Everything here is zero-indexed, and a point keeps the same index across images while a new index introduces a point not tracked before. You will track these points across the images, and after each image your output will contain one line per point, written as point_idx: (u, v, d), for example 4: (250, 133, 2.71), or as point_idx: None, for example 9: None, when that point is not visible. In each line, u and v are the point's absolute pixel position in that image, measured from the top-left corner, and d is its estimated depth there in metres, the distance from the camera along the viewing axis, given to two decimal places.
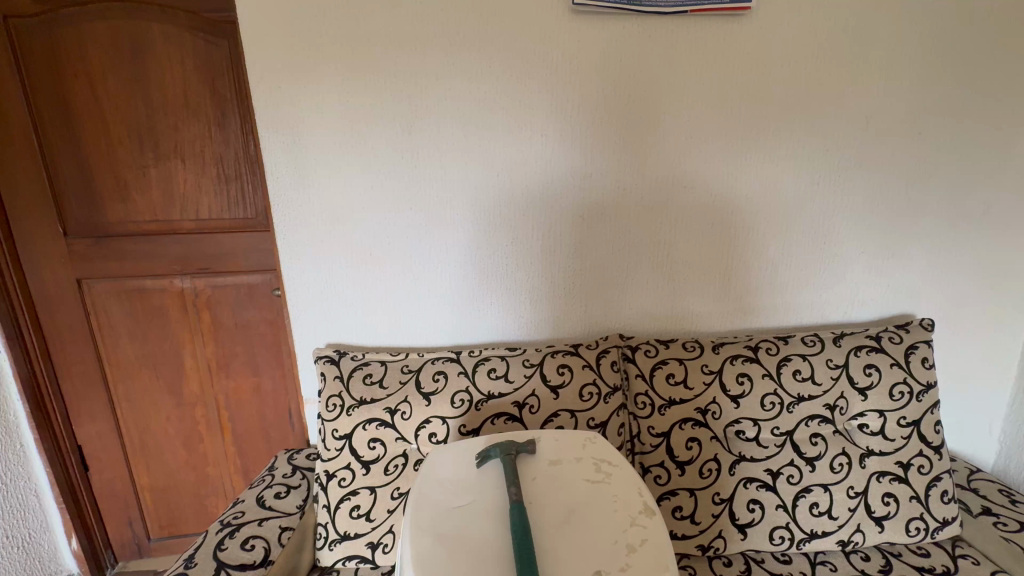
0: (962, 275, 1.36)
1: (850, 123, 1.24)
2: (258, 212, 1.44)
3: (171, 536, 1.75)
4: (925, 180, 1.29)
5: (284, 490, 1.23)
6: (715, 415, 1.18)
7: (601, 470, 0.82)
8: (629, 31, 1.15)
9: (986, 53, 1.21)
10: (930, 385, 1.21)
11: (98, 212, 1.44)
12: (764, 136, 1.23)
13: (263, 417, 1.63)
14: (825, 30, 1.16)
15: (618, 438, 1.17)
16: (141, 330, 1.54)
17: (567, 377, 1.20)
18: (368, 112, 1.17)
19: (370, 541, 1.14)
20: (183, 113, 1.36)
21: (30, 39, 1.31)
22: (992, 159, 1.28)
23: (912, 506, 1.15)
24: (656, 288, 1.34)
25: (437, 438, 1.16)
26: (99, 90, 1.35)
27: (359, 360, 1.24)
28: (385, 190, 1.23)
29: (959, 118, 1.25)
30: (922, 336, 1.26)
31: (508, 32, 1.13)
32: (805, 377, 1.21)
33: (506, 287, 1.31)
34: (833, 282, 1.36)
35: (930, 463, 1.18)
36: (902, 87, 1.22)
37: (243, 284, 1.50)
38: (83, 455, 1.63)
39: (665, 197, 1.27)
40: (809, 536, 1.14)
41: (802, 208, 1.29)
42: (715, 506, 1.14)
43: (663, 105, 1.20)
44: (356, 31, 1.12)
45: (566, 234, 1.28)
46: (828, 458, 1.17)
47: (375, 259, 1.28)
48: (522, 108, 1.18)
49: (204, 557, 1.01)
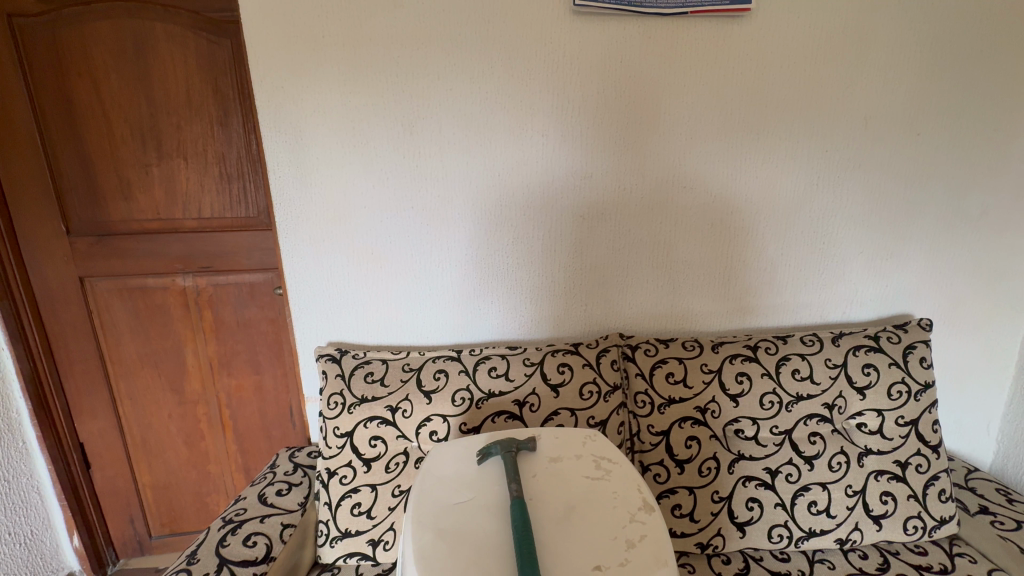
0: (961, 274, 1.37)
1: (850, 123, 1.24)
2: (260, 211, 1.44)
3: (172, 534, 1.76)
4: (924, 181, 1.30)
5: (285, 487, 1.24)
6: (714, 414, 1.18)
7: (601, 467, 0.83)
8: (630, 32, 1.15)
9: (986, 54, 1.21)
10: (928, 384, 1.22)
11: (101, 211, 1.45)
12: (763, 136, 1.24)
13: (264, 415, 1.64)
14: (825, 31, 1.17)
15: (618, 436, 1.18)
16: (143, 328, 1.54)
17: (567, 376, 1.21)
18: (370, 112, 1.18)
19: (371, 538, 1.15)
20: (185, 112, 1.37)
21: (34, 38, 1.32)
22: (991, 159, 1.29)
23: (909, 504, 1.16)
24: (656, 287, 1.35)
25: (438, 436, 1.17)
26: (103, 89, 1.36)
27: (360, 358, 1.25)
28: (386, 188, 1.23)
29: (958, 119, 1.25)
30: (920, 336, 1.26)
31: (510, 32, 1.14)
32: (804, 376, 1.21)
33: (506, 287, 1.32)
34: (832, 282, 1.36)
35: (928, 462, 1.19)
36: (901, 87, 1.22)
37: (244, 283, 1.51)
38: (85, 452, 1.64)
39: (664, 197, 1.27)
40: (808, 534, 1.14)
41: (801, 208, 1.30)
42: (714, 504, 1.15)
43: (664, 106, 1.20)
44: (358, 31, 1.13)
45: (566, 234, 1.29)
46: (826, 456, 1.17)
47: (376, 258, 1.29)
48: (523, 108, 1.19)
49: (206, 553, 1.02)
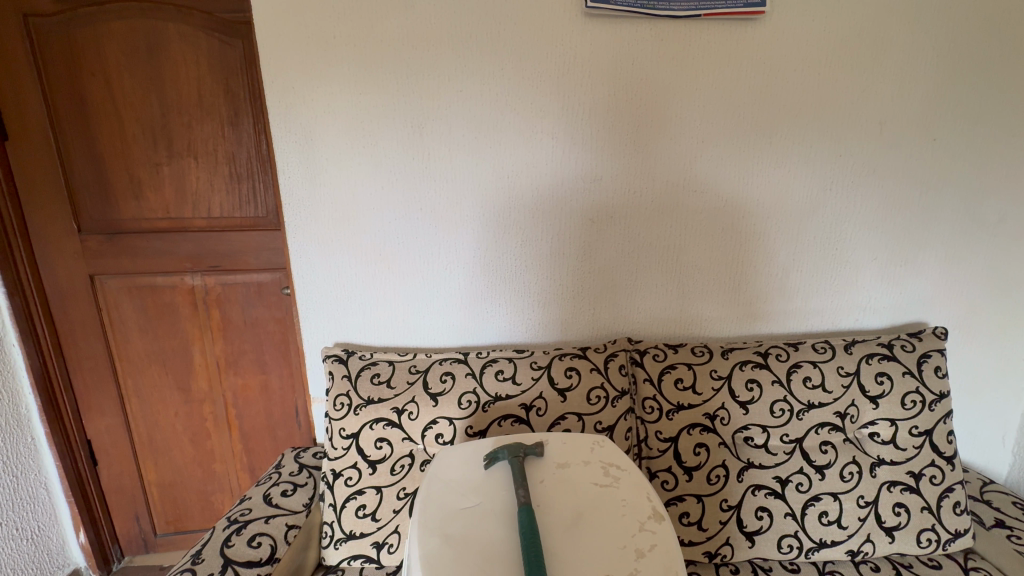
0: (977, 282, 1.34)
1: (865, 128, 1.23)
2: (268, 211, 1.45)
3: (177, 532, 1.76)
4: (940, 186, 1.27)
5: (290, 488, 1.23)
6: (724, 421, 1.17)
7: (610, 474, 0.82)
8: (642, 35, 1.15)
9: (1001, 58, 1.20)
10: (943, 395, 1.20)
11: (112, 208, 1.45)
12: (776, 140, 1.22)
13: (270, 414, 1.64)
14: (839, 35, 1.16)
15: (624, 442, 1.17)
16: (151, 326, 1.55)
17: (574, 380, 1.19)
18: (380, 112, 1.17)
19: (375, 541, 1.14)
20: (197, 111, 1.37)
21: (47, 36, 1.32)
22: (1008, 165, 1.26)
23: (923, 517, 1.14)
24: (665, 291, 1.33)
25: (444, 439, 1.16)
26: (115, 88, 1.37)
27: (367, 360, 1.25)
28: (394, 189, 1.23)
29: (974, 124, 1.23)
30: (935, 344, 1.24)
31: (521, 34, 1.13)
32: (815, 385, 1.19)
33: (515, 289, 1.31)
34: (845, 288, 1.34)
35: (942, 474, 1.16)
36: (917, 92, 1.21)
37: (252, 283, 1.51)
38: (93, 448, 1.64)
39: (674, 201, 1.26)
40: (818, 545, 1.13)
41: (814, 214, 1.28)
42: (722, 513, 1.13)
43: (676, 108, 1.19)
44: (372, 33, 1.12)
45: (576, 236, 1.28)
46: (838, 466, 1.16)
47: (384, 259, 1.28)
48: (534, 110, 1.18)
49: (211, 553, 1.02)
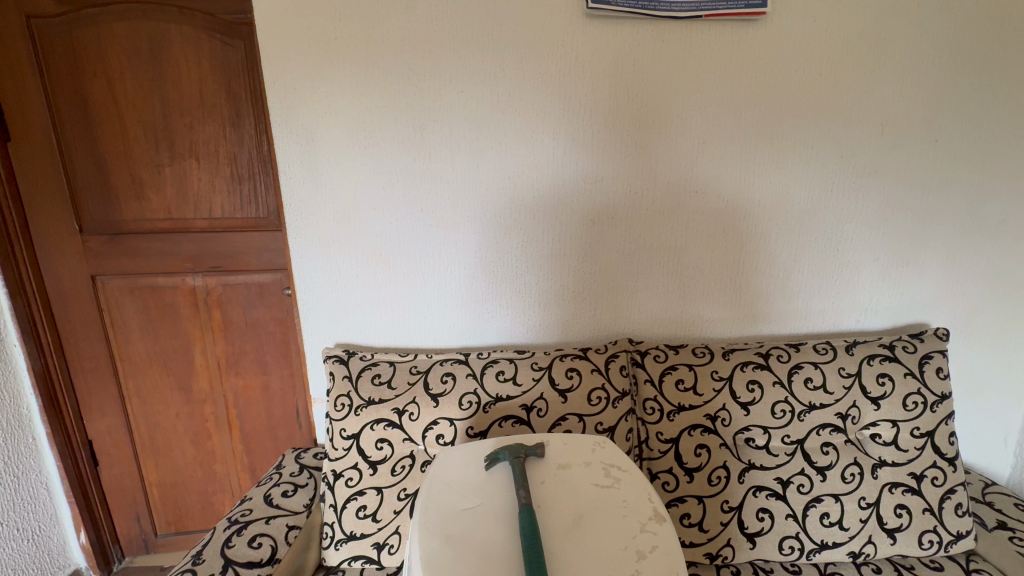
0: (979, 283, 1.34)
1: (866, 128, 1.23)
2: (270, 212, 1.45)
3: (178, 533, 1.76)
4: (942, 187, 1.27)
5: (291, 489, 1.23)
6: (725, 422, 1.17)
7: (611, 475, 0.81)
8: (643, 36, 1.15)
9: (1003, 59, 1.19)
10: (945, 396, 1.20)
11: (113, 209, 1.45)
12: (778, 141, 1.22)
13: (271, 415, 1.64)
14: (840, 36, 1.16)
15: (625, 443, 1.17)
16: (152, 326, 1.55)
17: (575, 381, 1.19)
18: (382, 113, 1.18)
19: (376, 542, 1.14)
20: (199, 112, 1.38)
21: (50, 38, 1.33)
22: (1010, 166, 1.26)
23: (925, 518, 1.13)
24: (666, 292, 1.33)
25: (444, 440, 1.16)
26: (117, 89, 1.37)
27: (368, 361, 1.25)
28: (396, 190, 1.23)
29: (975, 125, 1.23)
30: (937, 346, 1.24)
31: (522, 34, 1.13)
32: (816, 386, 1.19)
33: (516, 290, 1.31)
34: (846, 289, 1.34)
35: (944, 475, 1.16)
36: (919, 93, 1.20)
37: (253, 283, 1.51)
38: (94, 449, 1.64)
39: (675, 202, 1.26)
40: (819, 547, 1.12)
41: (816, 215, 1.28)
42: (723, 514, 1.13)
43: (677, 109, 1.19)
44: (373, 33, 1.13)
45: (577, 237, 1.28)
46: (839, 467, 1.15)
47: (384, 259, 1.28)
48: (535, 110, 1.18)
49: (212, 554, 1.02)
